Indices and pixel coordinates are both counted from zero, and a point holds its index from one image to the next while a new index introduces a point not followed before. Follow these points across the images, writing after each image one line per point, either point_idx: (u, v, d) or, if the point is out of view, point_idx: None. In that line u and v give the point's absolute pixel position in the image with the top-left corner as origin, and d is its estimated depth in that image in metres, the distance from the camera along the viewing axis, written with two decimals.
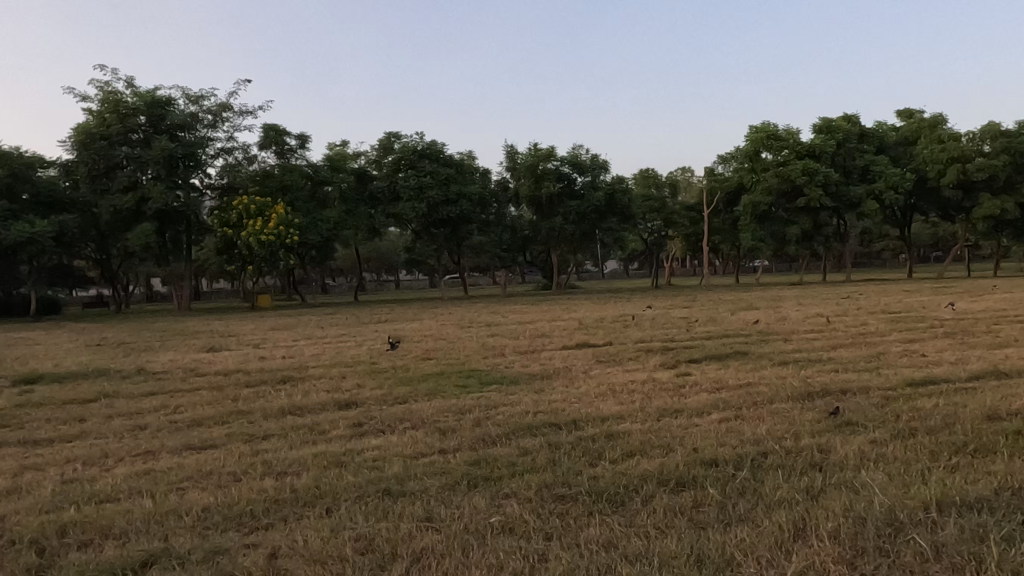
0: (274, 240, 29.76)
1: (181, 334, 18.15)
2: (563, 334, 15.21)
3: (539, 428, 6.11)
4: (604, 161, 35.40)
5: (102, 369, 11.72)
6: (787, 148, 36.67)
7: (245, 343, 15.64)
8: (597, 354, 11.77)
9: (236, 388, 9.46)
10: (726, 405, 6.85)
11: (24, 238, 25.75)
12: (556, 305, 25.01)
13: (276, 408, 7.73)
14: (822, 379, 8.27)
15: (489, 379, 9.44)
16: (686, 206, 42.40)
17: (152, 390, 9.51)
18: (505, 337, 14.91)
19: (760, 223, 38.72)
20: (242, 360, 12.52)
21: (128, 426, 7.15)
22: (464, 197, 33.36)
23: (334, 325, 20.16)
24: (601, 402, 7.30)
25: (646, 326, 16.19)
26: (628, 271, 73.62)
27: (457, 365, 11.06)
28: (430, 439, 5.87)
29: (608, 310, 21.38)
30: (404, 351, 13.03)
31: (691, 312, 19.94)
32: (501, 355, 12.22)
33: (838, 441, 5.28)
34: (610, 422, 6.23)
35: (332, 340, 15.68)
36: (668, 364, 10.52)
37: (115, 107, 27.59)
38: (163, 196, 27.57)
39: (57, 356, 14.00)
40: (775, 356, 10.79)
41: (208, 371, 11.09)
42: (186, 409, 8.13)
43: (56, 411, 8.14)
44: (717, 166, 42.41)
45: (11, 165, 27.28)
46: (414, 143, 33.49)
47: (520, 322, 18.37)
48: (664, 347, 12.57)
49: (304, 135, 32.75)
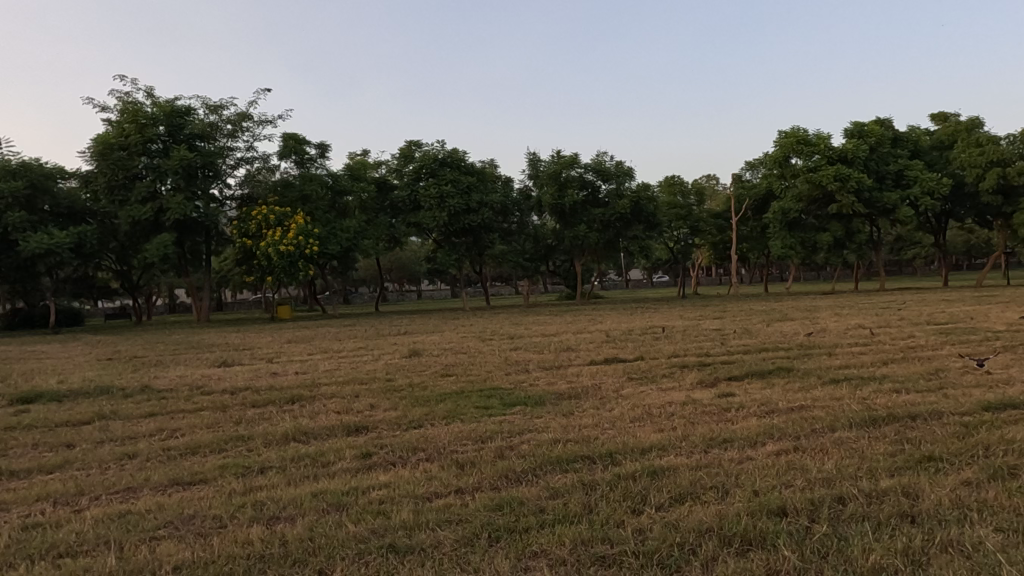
0: (293, 251, 29.31)
1: (195, 348, 17.60)
2: (590, 347, 14.44)
3: (571, 462, 5.35)
4: (629, 167, 34.54)
5: (105, 386, 11.15)
6: (818, 153, 35.58)
7: (259, 357, 15.05)
8: (628, 371, 10.99)
9: (241, 409, 8.81)
10: (782, 433, 6.05)
11: (42, 250, 25.53)
12: (581, 316, 24.27)
13: (279, 433, 7.06)
14: (883, 401, 7.41)
15: (513, 399, 8.70)
16: (713, 213, 41.48)
17: (153, 410, 8.91)
18: (528, 350, 14.20)
19: (790, 231, 37.62)
20: (253, 376, 11.93)
21: (116, 454, 6.52)
22: (486, 206, 32.67)
23: (353, 337, 19.63)
24: (639, 429, 6.55)
25: (677, 339, 15.38)
26: (652, 280, 72.50)
27: (477, 382, 10.38)
28: (447, 475, 5.15)
29: (635, 321, 20.56)
30: (422, 366, 12.35)
31: (723, 323, 19.06)
32: (525, 371, 11.48)
33: (927, 483, 4.46)
34: (652, 454, 5.47)
35: (349, 354, 15.04)
36: (707, 382, 9.72)
37: (135, 117, 27.37)
38: (181, 207, 27.25)
39: (65, 371, 13.51)
40: (824, 372, 9.93)
41: (215, 389, 10.48)
42: (183, 434, 7.50)
43: (45, 436, 7.53)
44: (744, 173, 41.47)
45: (30, 177, 27.10)
46: (435, 150, 32.91)
47: (544, 334, 17.65)
48: (699, 361, 11.77)
49: (324, 144, 32.35)
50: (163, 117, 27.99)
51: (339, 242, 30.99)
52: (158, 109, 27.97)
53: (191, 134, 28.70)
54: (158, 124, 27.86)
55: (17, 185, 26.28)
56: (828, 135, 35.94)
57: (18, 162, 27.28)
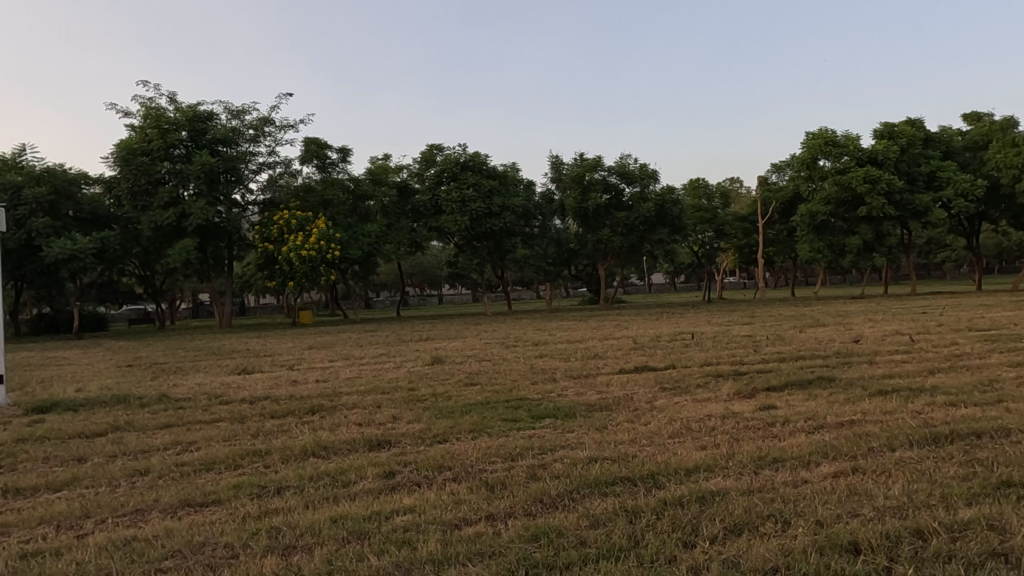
0: (315, 256, 29.15)
1: (215, 354, 17.38)
2: (618, 355, 14.00)
3: (610, 485, 4.94)
4: (654, 170, 34.00)
5: (123, 395, 10.90)
6: (847, 154, 34.78)
7: (280, 364, 14.77)
8: (660, 381, 10.52)
9: (259, 420, 8.48)
10: (837, 452, 5.58)
11: (65, 255, 25.61)
12: (605, 322, 23.80)
13: (298, 448, 6.71)
14: (941, 415, 6.91)
15: (542, 412, 8.29)
16: (739, 217, 40.79)
17: (169, 421, 8.61)
18: (555, 358, 13.76)
19: (818, 234, 36.85)
20: (272, 384, 11.63)
21: (127, 470, 6.21)
22: (508, 210, 32.31)
23: (375, 342, 19.33)
24: (681, 446, 6.13)
25: (708, 346, 14.86)
26: (675, 284, 71.73)
27: (503, 392, 9.99)
28: (476, 499, 4.75)
29: (662, 327, 20.08)
30: (445, 374, 11.99)
31: (754, 329, 18.48)
32: (553, 380, 11.06)
33: (1013, 514, 4.00)
34: (698, 476, 5.05)
35: (371, 360, 14.72)
36: (746, 394, 9.23)
37: (157, 122, 27.42)
38: (203, 212, 27.20)
39: (84, 379, 13.33)
40: (870, 382, 9.39)
41: (232, 398, 10.19)
42: (198, 448, 7.18)
43: (56, 450, 7.25)
44: (770, 175, 40.70)
45: (54, 183, 27.20)
46: (457, 154, 32.63)
47: (570, 341, 17.21)
48: (734, 370, 11.27)
49: (346, 148, 32.20)
50: (186, 122, 28.01)
51: (360, 247, 30.75)
52: (180, 114, 28.00)
53: (213, 139, 28.70)
54: (180, 129, 27.88)
55: (41, 191, 26.38)
56: (857, 136, 35.16)
57: (43, 168, 27.44)
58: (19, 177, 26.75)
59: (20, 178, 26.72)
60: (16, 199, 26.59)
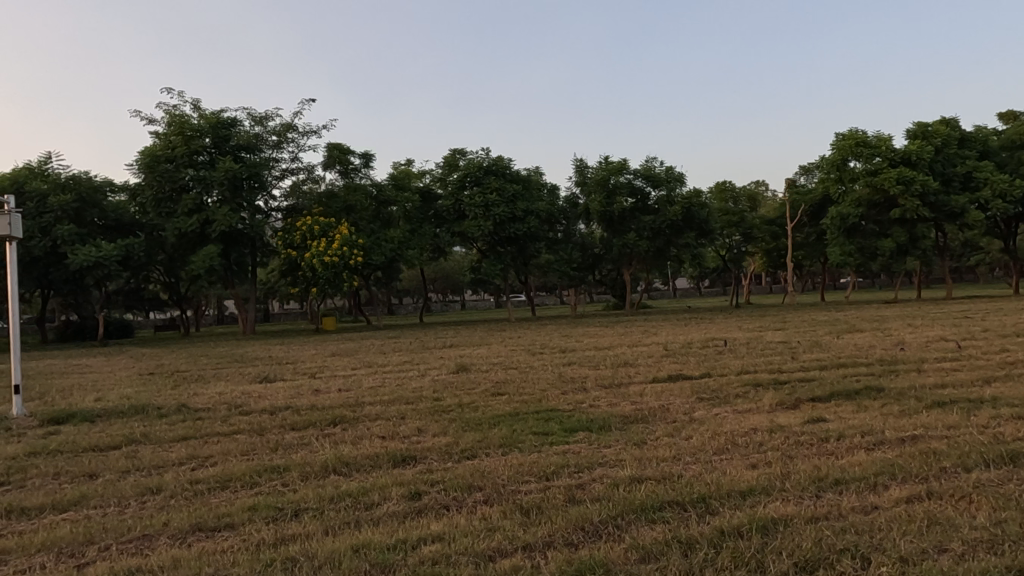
0: (338, 262, 28.96)
1: (237, 362, 17.12)
2: (649, 362, 13.51)
3: (657, 510, 4.48)
4: (680, 173, 33.43)
5: (141, 405, 10.65)
6: (879, 155, 33.88)
7: (301, 372, 14.47)
8: (697, 391, 10.00)
9: (278, 433, 8.12)
10: (905, 473, 5.06)
11: (90, 263, 25.65)
12: (633, 327, 23.29)
13: (318, 464, 6.32)
14: (1012, 430, 6.35)
15: (575, 424, 7.85)
16: (766, 220, 40.02)
17: (185, 433, 8.29)
18: (583, 366, 13.27)
19: (849, 237, 35.97)
20: (293, 393, 11.27)
21: (137, 488, 5.88)
22: (532, 214, 31.89)
23: (398, 350, 18.97)
24: (729, 464, 5.64)
25: (743, 353, 14.28)
26: (700, 289, 70.80)
27: (532, 402, 9.56)
28: (511, 526, 4.33)
29: (692, 332, 19.54)
30: (470, 383, 11.56)
31: (789, 335, 17.84)
32: (583, 389, 10.60)
33: None
34: (755, 501, 4.58)
35: (394, 368, 14.37)
36: (790, 405, 8.70)
37: (181, 129, 27.43)
38: (227, 219, 27.12)
39: (105, 388, 13.12)
40: (923, 393, 8.79)
41: (252, 409, 9.84)
42: (213, 463, 6.83)
43: (68, 465, 6.96)
44: (798, 178, 39.83)
45: (79, 190, 27.29)
46: (480, 158, 32.26)
47: (597, 348, 16.71)
48: (774, 379, 10.71)
49: (368, 153, 31.99)
50: (209, 129, 27.97)
51: (383, 253, 30.48)
52: (204, 121, 27.97)
53: (236, 145, 28.65)
54: (204, 136, 27.85)
55: (66, 199, 26.47)
56: (889, 136, 34.28)
57: (69, 176, 27.56)
58: (45, 185, 26.87)
59: (46, 186, 26.84)
60: (42, 207, 26.71)
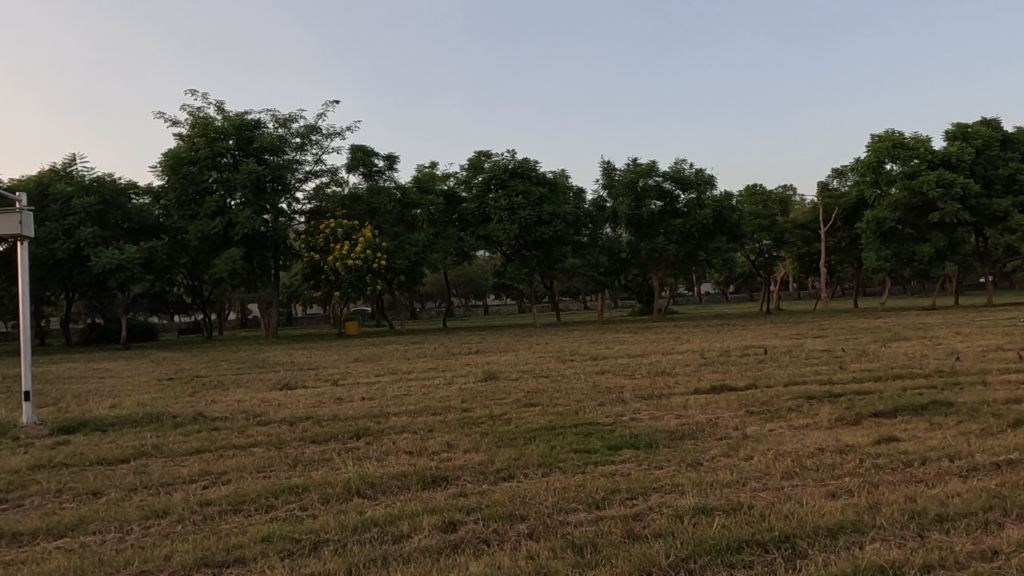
0: (361, 265, 28.52)
1: (258, 367, 16.68)
2: (687, 372, 12.80)
3: (735, 552, 3.84)
4: (710, 175, 32.65)
5: (157, 413, 10.18)
6: (917, 157, 32.81)
7: (324, 378, 13.96)
8: (745, 404, 9.29)
9: (298, 447, 7.56)
10: (1020, 510, 4.35)
11: (113, 265, 25.48)
12: (663, 334, 22.55)
13: (339, 485, 5.73)
14: None
15: (620, 441, 7.20)
16: (798, 224, 39.02)
17: (200, 446, 7.77)
18: (618, 375, 12.60)
19: (885, 242, 34.90)
20: (314, 402, 10.73)
21: (142, 511, 5.34)
22: (558, 217, 31.25)
23: (423, 356, 18.43)
24: (804, 493, 4.97)
25: (786, 363, 13.52)
26: (727, 296, 69.67)
27: (569, 415, 8.92)
28: (563, 569, 3.71)
29: (728, 340, 18.78)
30: (500, 392, 10.95)
31: (831, 343, 17.01)
32: (621, 401, 9.95)
33: None
34: (848, 543, 3.91)
35: (420, 375, 13.80)
36: (852, 422, 7.97)
37: (205, 131, 27.20)
38: (250, 221, 26.82)
39: (122, 394, 12.71)
40: (999, 409, 8.01)
41: (271, 419, 9.32)
42: (227, 481, 6.28)
43: (73, 481, 6.46)
44: (831, 181, 38.77)
45: (102, 193, 27.15)
46: (505, 160, 31.70)
47: (630, 355, 16.01)
48: (826, 392, 9.96)
49: (392, 155, 31.57)
50: (233, 130, 27.73)
51: (407, 256, 29.98)
52: (227, 123, 27.74)
53: (260, 147, 28.38)
54: (228, 138, 27.61)
55: (90, 201, 26.33)
56: (927, 138, 33.18)
57: (93, 179, 27.47)
58: (69, 187, 26.77)
59: (71, 188, 26.74)
60: (66, 210, 26.60)
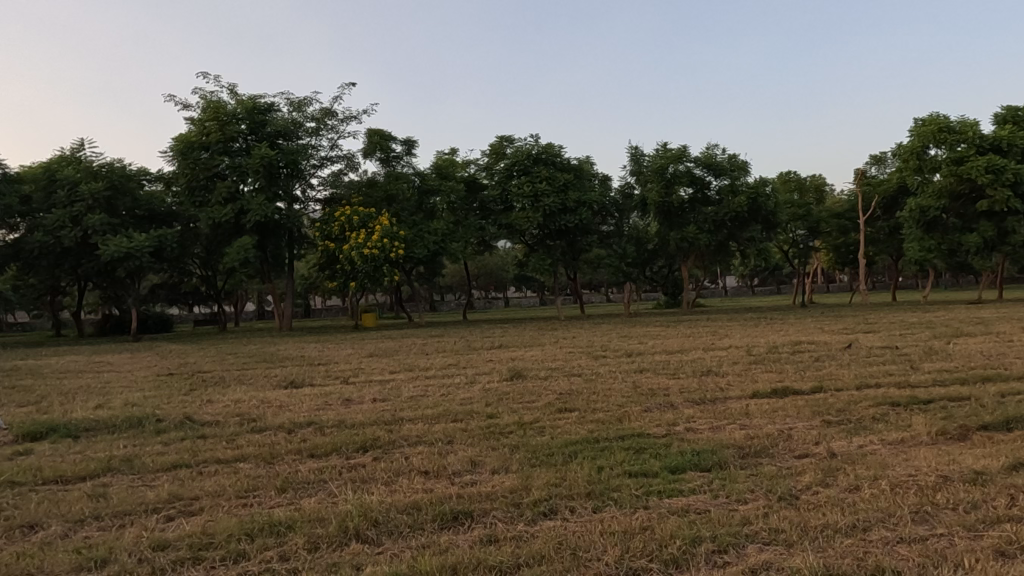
0: (378, 254, 27.28)
1: (265, 362, 15.48)
2: (738, 372, 11.38)
3: None
4: (743, 161, 31.08)
5: (141, 416, 8.99)
6: (964, 142, 30.98)
7: (333, 376, 12.74)
8: (818, 412, 7.91)
9: (292, 463, 6.33)
10: None
11: (121, 254, 24.53)
12: (698, 328, 21.15)
13: (335, 522, 4.48)
14: None
15: (683, 462, 5.87)
16: (834, 213, 37.25)
17: (177, 460, 6.56)
18: (661, 375, 11.20)
19: (928, 231, 33.01)
20: (319, 404, 9.50)
21: (78, 556, 4.14)
22: (584, 205, 29.81)
23: (442, 350, 17.12)
24: (961, 554, 3.65)
25: (847, 362, 12.07)
26: (754, 289, 67.74)
27: (612, 424, 7.60)
28: None
29: (772, 336, 17.30)
30: (529, 394, 9.64)
31: (890, 340, 15.46)
32: (671, 406, 8.60)
33: None
34: None
35: (438, 373, 12.52)
36: (960, 438, 6.57)
37: (216, 114, 26.13)
38: (262, 208, 25.75)
39: (113, 391, 11.56)
40: None
41: (266, 425, 8.09)
42: (199, 511, 5.06)
43: (13, 507, 5.26)
44: (869, 168, 36.98)
45: (111, 178, 26.14)
46: (529, 146, 30.30)
47: (669, 352, 14.60)
48: (911, 398, 8.53)
49: (410, 140, 30.30)
50: (245, 114, 26.66)
51: (426, 245, 28.71)
52: (239, 106, 26.68)
53: (273, 132, 27.27)
54: (240, 121, 26.53)
55: (98, 186, 25.36)
56: (975, 121, 31.32)
57: (102, 164, 26.50)
58: (77, 172, 25.80)
59: (78, 173, 25.76)
60: (72, 196, 25.63)
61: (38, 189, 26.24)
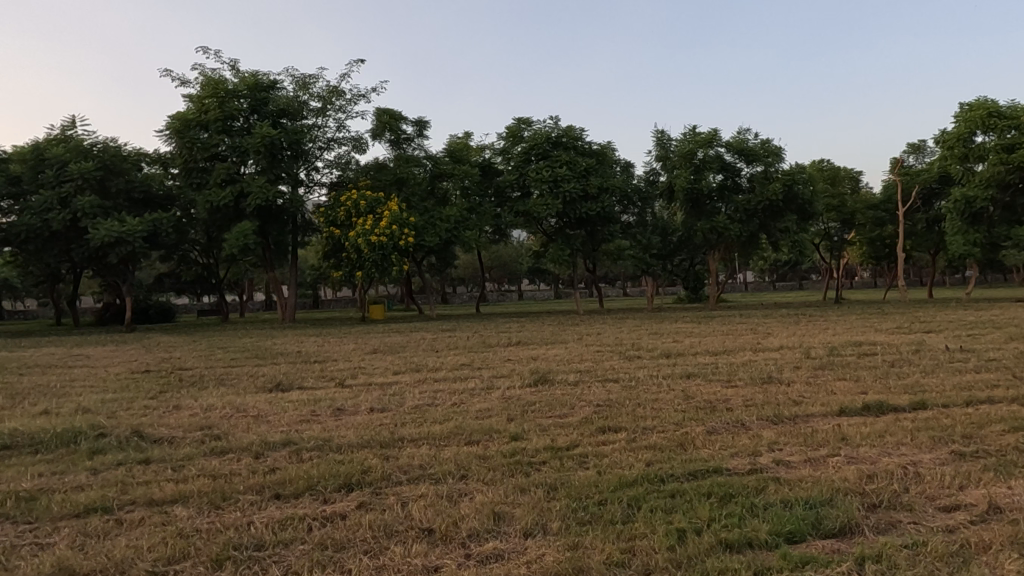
0: (386, 242, 25.49)
1: (256, 359, 13.76)
2: (807, 380, 9.51)
3: None
4: (777, 146, 29.09)
5: (86, 428, 7.28)
6: (1015, 127, 28.78)
7: (330, 376, 11.03)
8: (940, 440, 6.11)
9: (248, 510, 4.59)
10: None
11: (112, 239, 22.94)
12: (735, 325, 19.28)
13: None
14: None
15: (802, 523, 4.07)
16: (870, 205, 35.11)
17: (97, 500, 4.84)
18: (714, 382, 9.38)
19: (972, 224, 30.82)
20: (306, 415, 7.79)
21: None
22: (607, 191, 27.91)
23: (454, 348, 15.33)
24: None
25: (931, 369, 10.21)
26: (776, 284, 65.53)
27: (678, 453, 5.80)
28: None
29: (826, 336, 15.44)
30: (560, 406, 7.87)
31: (966, 343, 13.51)
32: (744, 427, 6.79)
33: None
34: None
35: (450, 376, 10.71)
36: None
37: (215, 91, 24.48)
38: (262, 191, 24.09)
39: (70, 394, 9.88)
40: None
41: (228, 446, 6.34)
42: None
43: None
44: (907, 157, 34.93)
45: (102, 158, 24.54)
46: (547, 129, 28.47)
47: (713, 354, 12.78)
48: None
49: (423, 121, 28.50)
50: (247, 91, 25.01)
51: (437, 233, 26.96)
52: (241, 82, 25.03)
53: (276, 111, 25.61)
54: (241, 99, 24.90)
55: (88, 166, 23.77)
56: None
57: (94, 143, 24.94)
58: (67, 152, 24.22)
59: (68, 153, 24.18)
60: (62, 175, 24.07)
61: (26, 168, 24.70)
